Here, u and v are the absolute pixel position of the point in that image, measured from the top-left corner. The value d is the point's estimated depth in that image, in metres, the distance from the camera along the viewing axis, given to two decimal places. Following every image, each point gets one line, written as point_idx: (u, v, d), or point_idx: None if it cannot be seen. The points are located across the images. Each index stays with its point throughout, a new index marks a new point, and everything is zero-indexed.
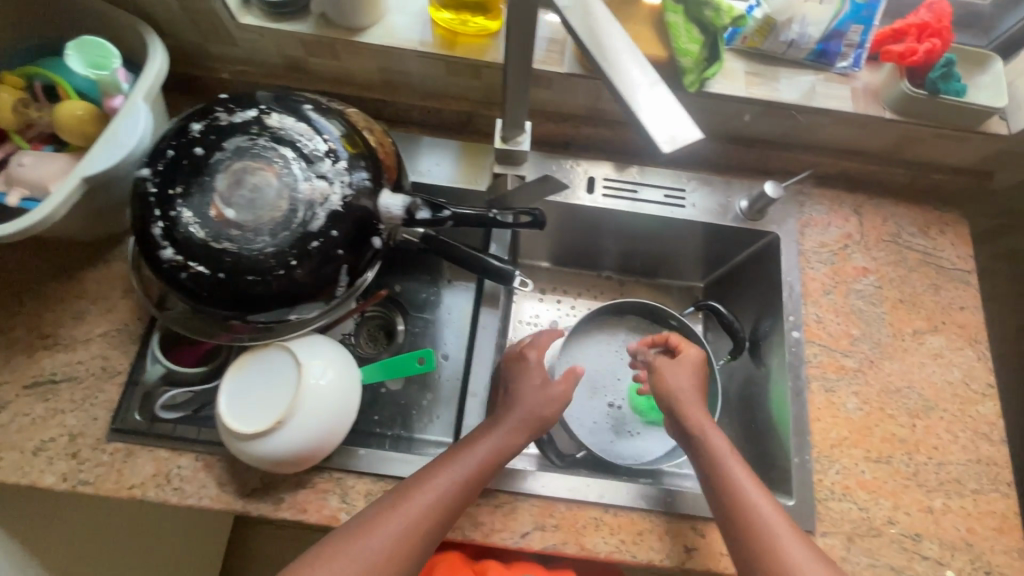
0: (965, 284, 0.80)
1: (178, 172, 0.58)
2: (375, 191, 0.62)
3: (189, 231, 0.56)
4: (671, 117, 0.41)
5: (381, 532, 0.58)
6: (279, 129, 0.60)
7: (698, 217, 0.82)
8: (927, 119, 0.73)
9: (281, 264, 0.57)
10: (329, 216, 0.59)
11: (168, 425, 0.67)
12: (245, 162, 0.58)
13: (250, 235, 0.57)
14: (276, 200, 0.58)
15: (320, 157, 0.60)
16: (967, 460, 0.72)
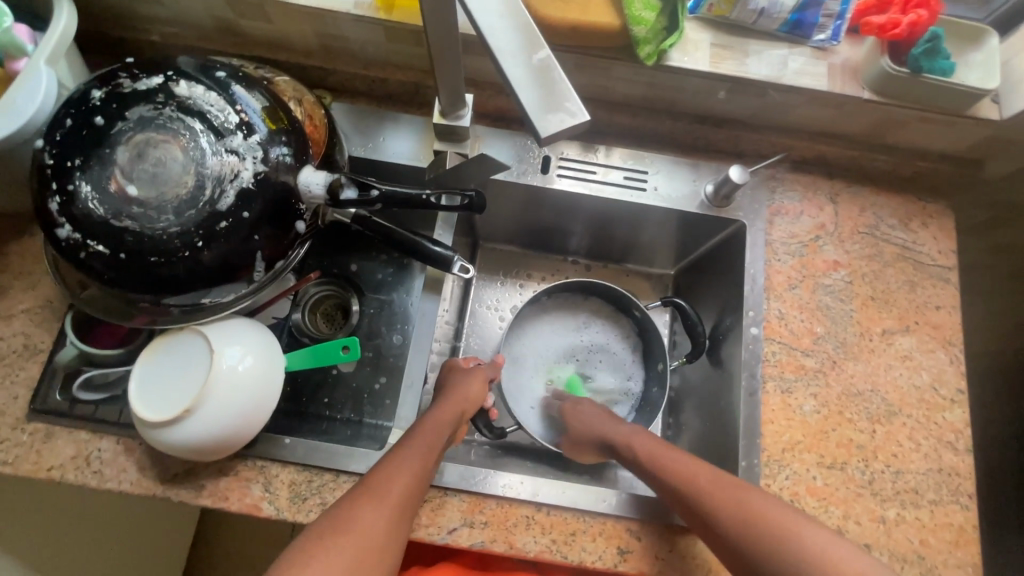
0: (944, 282, 0.75)
1: (77, 143, 0.53)
2: (295, 168, 0.57)
3: (88, 208, 0.52)
4: (557, 96, 0.39)
5: (357, 520, 0.54)
6: (187, 97, 0.55)
7: (661, 202, 0.77)
8: (911, 100, 0.67)
9: (187, 245, 0.53)
10: (240, 195, 0.54)
11: (90, 407, 0.65)
12: (149, 134, 0.53)
13: (153, 213, 0.52)
14: (181, 175, 0.52)
15: (232, 129, 0.54)
16: (928, 470, 0.68)
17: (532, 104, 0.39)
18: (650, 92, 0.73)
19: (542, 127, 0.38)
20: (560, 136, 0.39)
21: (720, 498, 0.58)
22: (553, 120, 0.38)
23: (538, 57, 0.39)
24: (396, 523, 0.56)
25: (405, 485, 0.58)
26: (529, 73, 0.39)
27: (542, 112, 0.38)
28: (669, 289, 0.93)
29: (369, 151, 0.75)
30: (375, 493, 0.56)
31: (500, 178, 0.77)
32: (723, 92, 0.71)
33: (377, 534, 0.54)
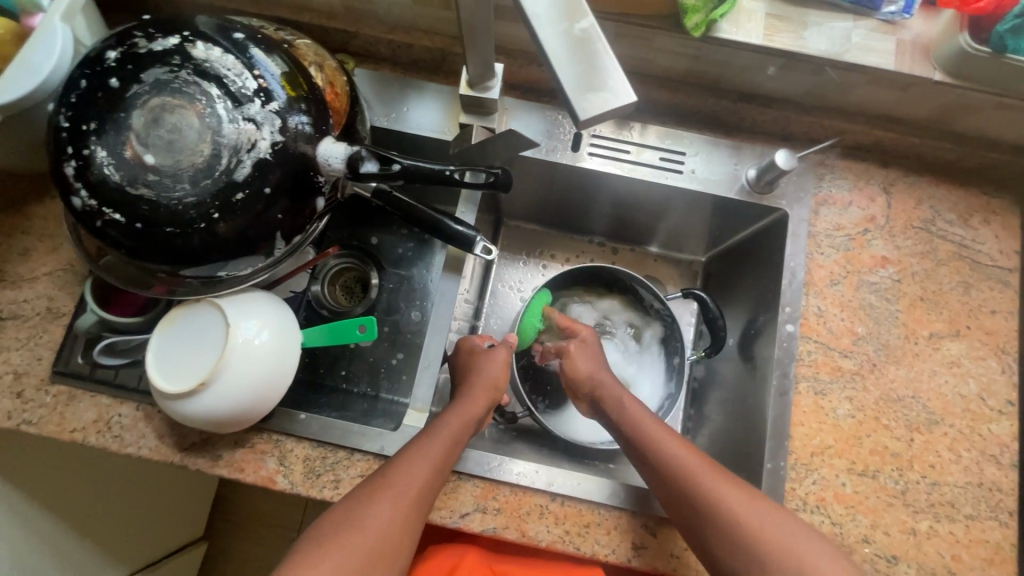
0: (1003, 285, 0.69)
1: (92, 105, 0.51)
2: (314, 138, 0.54)
3: (104, 173, 0.50)
4: (601, 74, 0.35)
5: (372, 519, 0.55)
6: (204, 60, 0.51)
7: (697, 185, 0.72)
8: (988, 84, 0.61)
9: (202, 216, 0.50)
10: (257, 166, 0.51)
11: (111, 371, 0.66)
12: (164, 98, 0.50)
13: (168, 182, 0.49)
14: (197, 143, 0.50)
15: (249, 96, 0.51)
16: (967, 483, 0.64)
17: (571, 81, 0.35)
18: (694, 66, 0.68)
19: (582, 107, 0.34)
20: (602, 117, 0.35)
21: (734, 516, 0.55)
22: (594, 100, 0.35)
23: (581, 28, 0.36)
24: (412, 521, 0.56)
25: (425, 482, 0.58)
26: (569, 46, 0.35)
27: (582, 92, 0.35)
28: (698, 277, 0.89)
29: (391, 122, 0.72)
30: (393, 490, 0.56)
31: (527, 154, 0.73)
32: (774, 68, 0.65)
33: (392, 531, 0.55)
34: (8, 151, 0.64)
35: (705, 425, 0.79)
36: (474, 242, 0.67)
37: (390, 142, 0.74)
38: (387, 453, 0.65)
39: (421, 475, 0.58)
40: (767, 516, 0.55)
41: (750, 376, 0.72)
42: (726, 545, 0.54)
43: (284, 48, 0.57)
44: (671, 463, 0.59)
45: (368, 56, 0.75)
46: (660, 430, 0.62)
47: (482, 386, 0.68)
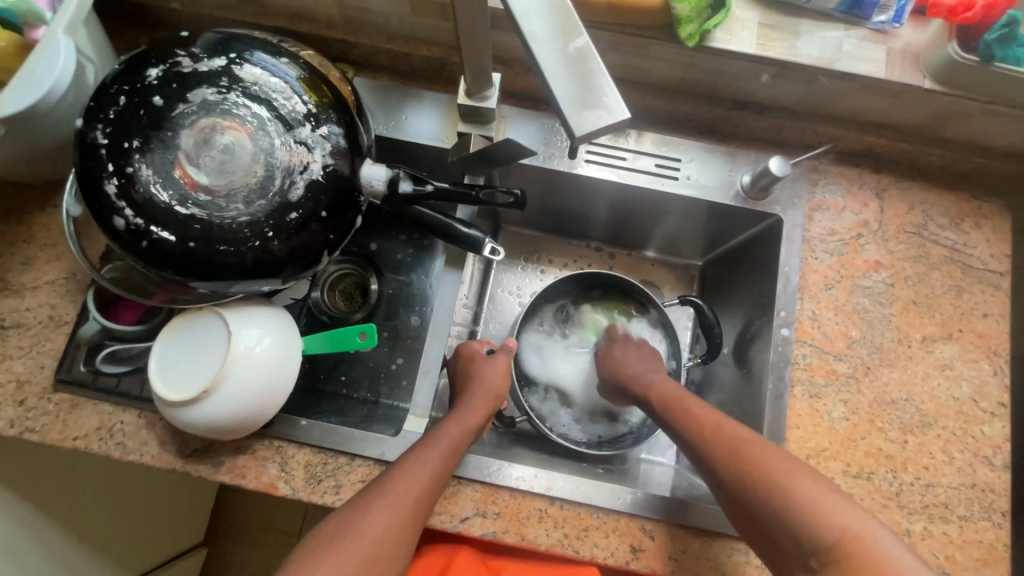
0: (994, 288, 0.70)
1: (134, 124, 0.53)
2: (356, 161, 0.59)
3: (151, 192, 0.53)
4: (596, 92, 0.36)
5: (370, 526, 0.55)
6: (251, 83, 0.56)
7: (693, 191, 0.73)
8: (977, 91, 0.62)
9: (256, 234, 0.54)
10: (309, 187, 0.56)
11: (113, 379, 0.66)
12: (214, 119, 0.54)
13: (222, 201, 0.53)
14: (250, 164, 0.54)
15: (300, 120, 0.56)
16: (961, 484, 0.65)
17: (567, 98, 0.36)
18: (688, 73, 0.69)
19: (577, 124, 0.35)
20: (597, 133, 0.36)
21: (736, 452, 0.58)
22: (590, 117, 0.35)
23: (576, 45, 0.36)
24: (408, 529, 0.57)
25: (422, 491, 0.58)
26: (565, 64, 0.36)
27: (578, 109, 0.36)
28: (694, 281, 0.90)
29: (390, 130, 0.73)
30: (390, 497, 0.57)
31: (525, 162, 0.74)
32: (767, 76, 0.66)
33: (388, 539, 0.56)
34: (12, 161, 0.65)
35: None
36: (483, 243, 0.66)
37: (390, 150, 0.75)
38: (388, 458, 0.65)
39: (419, 483, 0.58)
40: (769, 453, 0.56)
41: (746, 380, 0.73)
42: (735, 481, 0.57)
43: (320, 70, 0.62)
44: (685, 418, 0.64)
45: (367, 65, 0.76)
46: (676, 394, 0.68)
47: (483, 394, 0.69)
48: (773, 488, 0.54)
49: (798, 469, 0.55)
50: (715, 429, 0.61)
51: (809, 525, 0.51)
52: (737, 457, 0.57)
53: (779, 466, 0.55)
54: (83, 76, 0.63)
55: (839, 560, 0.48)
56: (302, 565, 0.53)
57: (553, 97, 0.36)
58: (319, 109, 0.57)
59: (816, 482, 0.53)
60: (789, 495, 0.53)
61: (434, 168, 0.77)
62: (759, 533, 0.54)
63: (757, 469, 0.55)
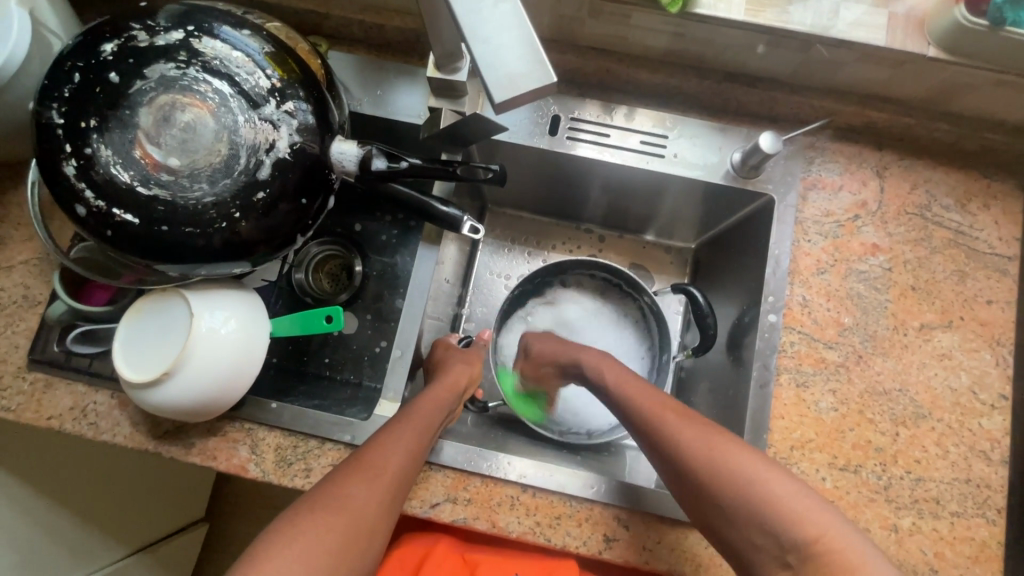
0: (1001, 273, 0.66)
1: (90, 102, 0.51)
2: (325, 139, 0.57)
3: (111, 172, 0.50)
4: (522, 57, 0.36)
5: (350, 499, 0.54)
6: (212, 57, 0.53)
7: (681, 169, 0.69)
8: (986, 60, 0.57)
9: (222, 215, 0.52)
10: (276, 166, 0.54)
11: (86, 360, 0.66)
12: (173, 96, 0.51)
13: (185, 181, 0.51)
14: (213, 142, 0.52)
15: (264, 96, 0.54)
16: (954, 479, 0.62)
17: (491, 61, 0.36)
18: (675, 43, 0.65)
19: (498, 89, 0.36)
20: (519, 99, 0.36)
21: (712, 469, 0.53)
22: (513, 84, 0.36)
23: (505, 8, 0.36)
24: (388, 503, 0.56)
25: (400, 466, 0.57)
26: (494, 26, 0.36)
27: (501, 75, 0.36)
28: (688, 264, 0.87)
29: (369, 105, 0.70)
30: (370, 469, 0.56)
31: (504, 138, 0.71)
32: (761, 46, 0.62)
33: (368, 512, 0.54)
34: None
35: None
36: (461, 221, 0.65)
37: (366, 127, 0.73)
38: (358, 442, 0.64)
39: (398, 458, 0.57)
40: (742, 458, 0.53)
41: (734, 371, 0.70)
42: (714, 503, 0.53)
43: (284, 41, 0.59)
44: (662, 432, 0.58)
45: (341, 38, 0.73)
46: (657, 406, 0.60)
47: (456, 373, 0.70)
48: (751, 502, 0.51)
49: (773, 476, 0.52)
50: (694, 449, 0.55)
51: (786, 527, 0.49)
52: (712, 479, 0.53)
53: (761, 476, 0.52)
54: (46, 45, 0.61)
55: (808, 558, 0.48)
56: (281, 532, 0.52)
57: (477, 60, 0.36)
58: (284, 84, 0.54)
59: (790, 486, 0.51)
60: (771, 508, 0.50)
61: (412, 146, 0.74)
62: (740, 557, 0.52)
63: (736, 480, 0.52)
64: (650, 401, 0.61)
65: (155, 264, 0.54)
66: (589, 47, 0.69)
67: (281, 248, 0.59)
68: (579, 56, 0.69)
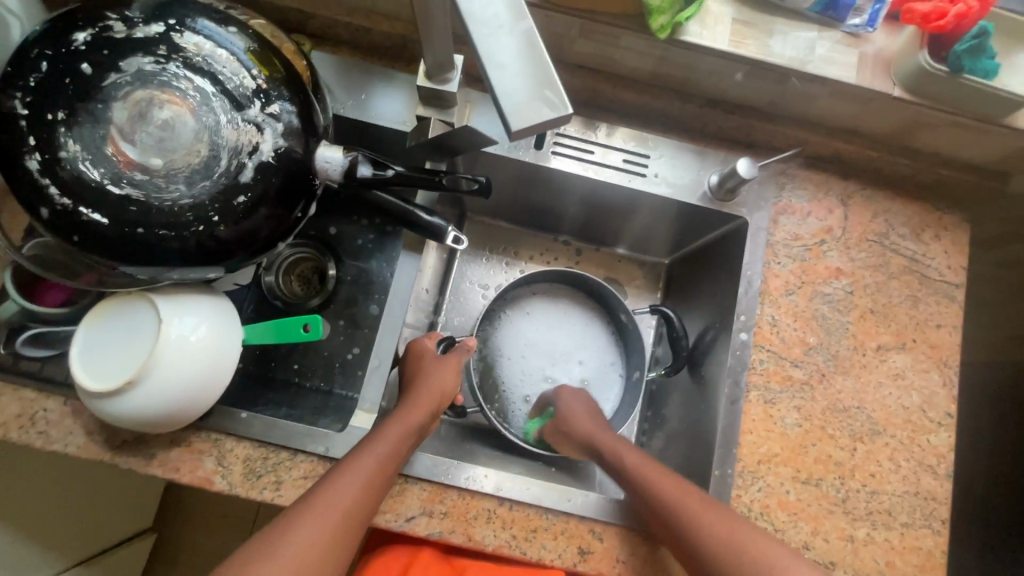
0: (949, 300, 0.71)
1: (58, 93, 0.48)
2: (310, 144, 0.56)
3: (79, 169, 0.48)
4: (536, 86, 0.36)
5: (296, 540, 0.51)
6: (194, 53, 0.51)
7: (660, 189, 0.71)
8: (945, 103, 0.61)
9: (200, 218, 0.50)
10: (258, 169, 0.52)
11: (36, 363, 0.62)
12: (151, 92, 0.49)
13: (161, 182, 0.49)
14: (192, 142, 0.50)
15: (249, 97, 0.52)
16: (905, 492, 0.66)
17: (508, 88, 0.36)
18: (660, 67, 0.66)
19: (514, 118, 0.35)
20: (535, 126, 0.36)
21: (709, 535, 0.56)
22: (532, 112, 0.36)
23: (519, 33, 0.36)
24: (340, 543, 0.53)
25: (354, 504, 0.54)
26: (509, 50, 0.36)
27: (517, 104, 0.36)
28: (661, 279, 0.90)
29: (350, 109, 0.69)
30: (320, 509, 0.53)
31: (490, 150, 0.71)
32: (740, 75, 0.64)
33: (315, 554, 0.51)
34: None
35: (661, 427, 0.80)
36: (446, 232, 0.65)
37: (348, 131, 0.71)
38: (332, 454, 0.63)
39: (350, 497, 0.54)
40: (735, 529, 0.56)
41: (704, 385, 0.72)
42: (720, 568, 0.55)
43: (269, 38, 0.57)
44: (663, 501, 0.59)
45: (325, 38, 0.72)
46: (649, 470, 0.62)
47: (440, 391, 0.67)
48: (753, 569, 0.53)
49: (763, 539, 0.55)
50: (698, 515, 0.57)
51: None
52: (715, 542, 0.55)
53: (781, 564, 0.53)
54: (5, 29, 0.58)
55: None
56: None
57: (495, 86, 0.36)
58: (270, 85, 0.53)
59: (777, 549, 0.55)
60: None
61: (395, 151, 0.73)
62: None
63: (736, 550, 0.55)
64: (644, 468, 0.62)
65: (122, 267, 0.52)
66: (575, 65, 0.69)
67: (258, 253, 0.57)
68: (565, 73, 0.70)
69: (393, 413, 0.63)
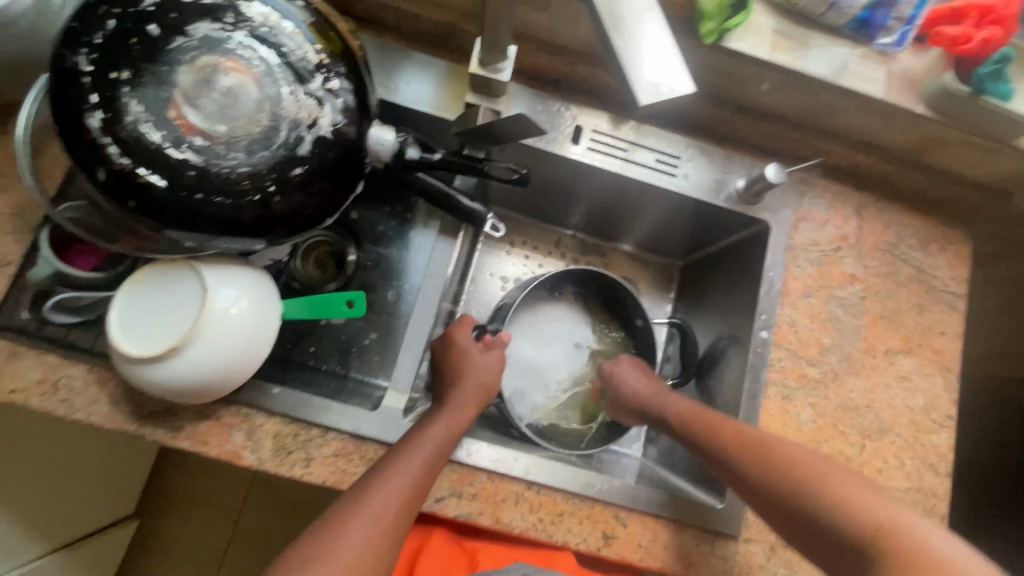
0: (952, 309, 0.75)
1: (124, 52, 0.47)
2: (364, 123, 0.55)
3: (140, 130, 0.47)
4: (658, 63, 0.38)
5: (348, 542, 0.52)
6: (260, 24, 0.51)
7: (689, 190, 0.74)
8: (963, 123, 0.65)
9: (256, 188, 0.50)
10: (316, 143, 0.52)
11: (61, 330, 0.60)
12: (216, 58, 0.49)
13: (221, 149, 0.49)
14: (254, 112, 0.50)
15: (311, 71, 0.52)
16: (909, 489, 0.69)
17: (632, 65, 0.38)
18: (698, 73, 0.69)
19: (645, 95, 0.37)
20: (661, 104, 0.38)
21: (763, 455, 0.60)
22: (657, 88, 0.37)
23: (650, 19, 0.38)
24: (386, 545, 0.54)
25: (399, 506, 0.55)
26: (627, 29, 0.38)
27: (647, 82, 0.37)
28: (673, 280, 0.93)
29: (386, 91, 0.69)
30: (371, 511, 0.54)
31: (527, 142, 0.72)
32: (771, 84, 0.68)
33: (365, 556, 0.53)
34: None
35: None
36: (485, 219, 0.67)
37: (388, 115, 0.72)
38: (363, 432, 0.63)
39: (396, 500, 0.55)
40: (792, 451, 0.59)
41: (722, 381, 0.75)
42: (782, 488, 0.57)
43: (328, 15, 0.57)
44: (703, 436, 0.65)
45: (370, 21, 0.72)
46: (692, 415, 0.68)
47: (474, 379, 0.67)
48: (814, 492, 0.55)
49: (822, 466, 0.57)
50: (743, 439, 0.62)
51: (847, 521, 0.53)
52: (765, 462, 0.59)
53: (830, 476, 0.56)
54: None
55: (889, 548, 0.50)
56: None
57: (627, 63, 0.38)
58: (331, 61, 0.53)
59: (837, 473, 0.56)
60: (836, 507, 0.54)
61: (433, 136, 0.74)
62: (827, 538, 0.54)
63: (787, 471, 0.58)
64: (683, 406, 0.70)
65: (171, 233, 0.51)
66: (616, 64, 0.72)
67: (306, 230, 0.57)
68: (605, 72, 0.72)
69: (434, 410, 0.63)
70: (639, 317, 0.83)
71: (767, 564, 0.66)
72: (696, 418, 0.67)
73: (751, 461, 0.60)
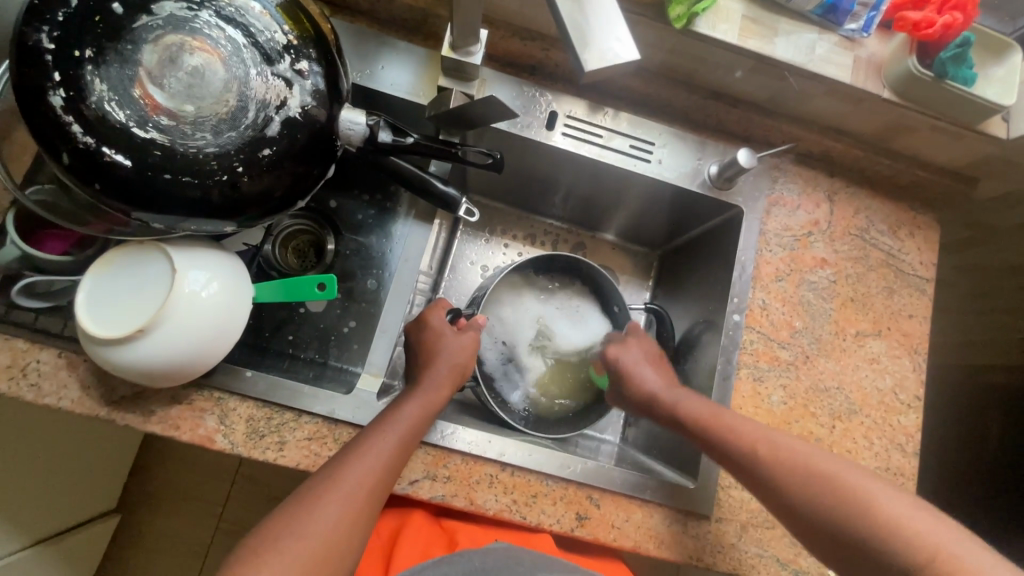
0: (920, 292, 0.76)
1: (87, 30, 0.47)
2: (335, 106, 0.55)
3: (104, 109, 0.47)
4: (605, 31, 0.39)
5: (319, 520, 0.53)
6: (227, 4, 0.51)
7: (664, 175, 0.75)
8: (927, 107, 0.67)
9: (224, 168, 0.50)
10: (285, 124, 0.52)
11: (30, 315, 0.60)
12: (182, 37, 0.49)
13: (187, 128, 0.49)
14: (221, 92, 0.50)
15: (280, 52, 0.52)
16: (877, 468, 0.70)
17: (579, 31, 0.38)
18: (670, 59, 0.70)
19: (591, 61, 0.38)
20: (607, 70, 0.39)
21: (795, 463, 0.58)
22: (602, 55, 0.38)
23: None
24: (359, 525, 0.55)
25: (372, 486, 0.55)
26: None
27: (595, 47, 0.38)
28: (652, 268, 0.93)
29: (363, 77, 0.69)
30: (343, 489, 0.54)
31: (500, 127, 0.72)
32: (743, 70, 0.69)
33: (337, 534, 0.53)
34: None
35: None
36: (460, 203, 0.66)
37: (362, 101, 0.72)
38: (337, 416, 0.63)
39: (370, 479, 0.55)
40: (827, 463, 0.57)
41: (696, 364, 0.76)
42: (815, 504, 0.56)
43: None
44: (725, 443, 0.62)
45: (343, 6, 0.72)
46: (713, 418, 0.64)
47: (449, 363, 0.68)
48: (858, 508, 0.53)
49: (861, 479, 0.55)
50: (775, 454, 0.59)
51: (887, 545, 0.51)
52: (793, 476, 0.58)
53: (870, 492, 0.54)
54: None
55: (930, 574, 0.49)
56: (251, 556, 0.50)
57: (573, 27, 0.38)
58: (300, 42, 0.53)
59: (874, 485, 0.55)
60: (882, 526, 0.52)
61: (410, 121, 0.75)
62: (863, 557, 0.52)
63: (830, 485, 0.56)
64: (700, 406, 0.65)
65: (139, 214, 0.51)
66: None
67: (276, 213, 0.57)
68: None
69: (408, 392, 0.64)
70: (617, 303, 0.84)
71: (739, 542, 0.67)
72: (713, 419, 0.64)
73: (786, 471, 0.58)
